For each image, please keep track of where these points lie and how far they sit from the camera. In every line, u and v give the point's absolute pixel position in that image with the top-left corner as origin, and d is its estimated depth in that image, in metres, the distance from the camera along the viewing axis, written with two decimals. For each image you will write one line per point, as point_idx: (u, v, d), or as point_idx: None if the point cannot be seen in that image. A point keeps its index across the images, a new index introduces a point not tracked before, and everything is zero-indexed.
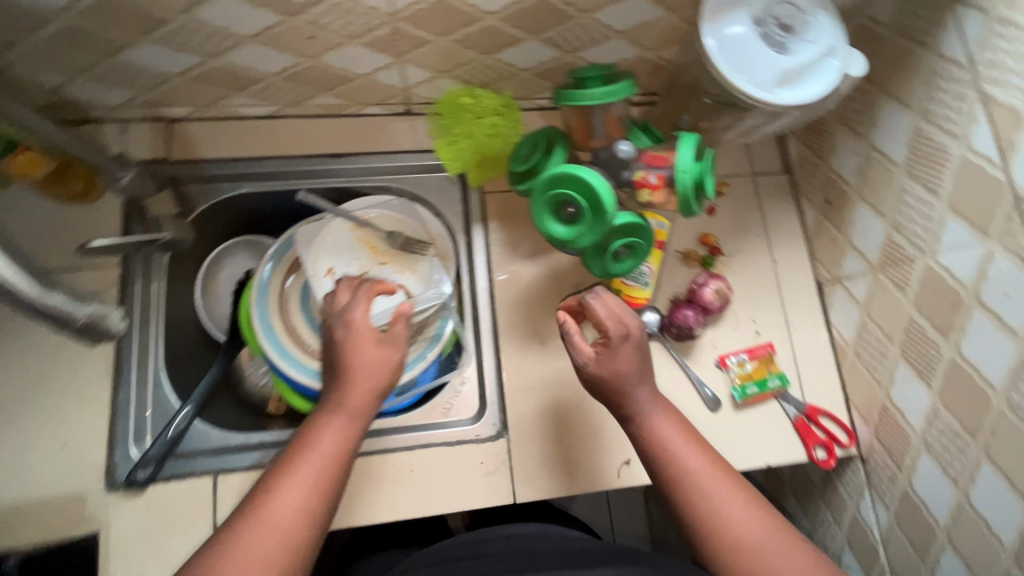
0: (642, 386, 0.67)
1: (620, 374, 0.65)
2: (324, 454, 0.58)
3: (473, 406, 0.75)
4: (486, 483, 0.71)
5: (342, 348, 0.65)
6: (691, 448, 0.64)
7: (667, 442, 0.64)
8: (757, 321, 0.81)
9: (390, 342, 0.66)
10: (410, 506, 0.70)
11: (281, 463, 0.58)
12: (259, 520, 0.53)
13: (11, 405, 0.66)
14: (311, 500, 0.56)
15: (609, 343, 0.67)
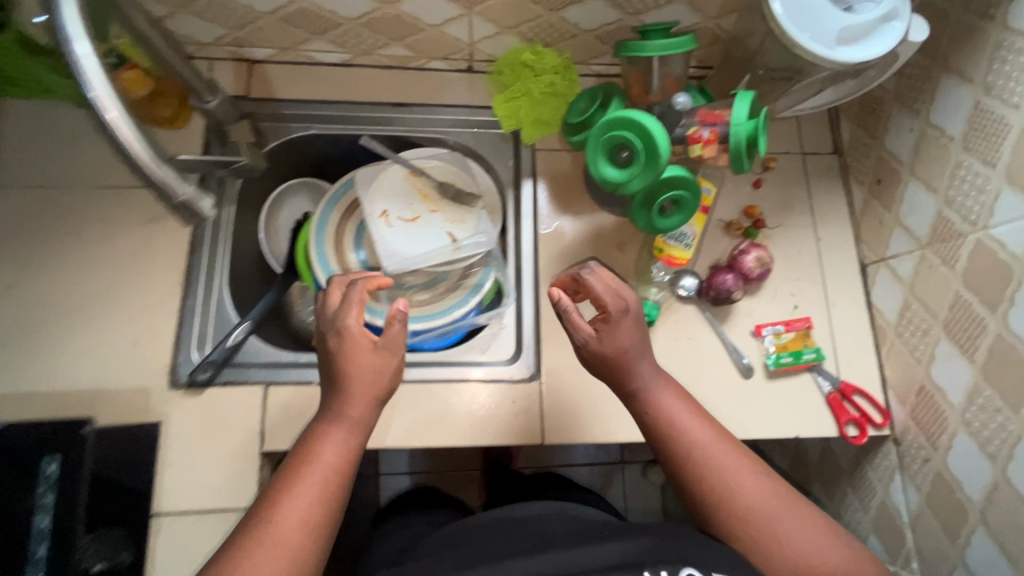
0: (642, 367, 0.66)
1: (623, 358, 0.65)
2: (325, 467, 0.57)
3: (509, 349, 0.79)
4: (516, 421, 0.74)
5: (335, 356, 0.61)
6: (706, 444, 0.63)
7: (673, 419, 0.64)
8: (796, 294, 0.81)
9: (385, 349, 0.62)
10: (442, 434, 0.73)
11: (281, 479, 0.56)
12: (264, 539, 0.52)
13: (96, 301, 0.73)
14: (321, 509, 0.55)
15: (607, 320, 0.67)
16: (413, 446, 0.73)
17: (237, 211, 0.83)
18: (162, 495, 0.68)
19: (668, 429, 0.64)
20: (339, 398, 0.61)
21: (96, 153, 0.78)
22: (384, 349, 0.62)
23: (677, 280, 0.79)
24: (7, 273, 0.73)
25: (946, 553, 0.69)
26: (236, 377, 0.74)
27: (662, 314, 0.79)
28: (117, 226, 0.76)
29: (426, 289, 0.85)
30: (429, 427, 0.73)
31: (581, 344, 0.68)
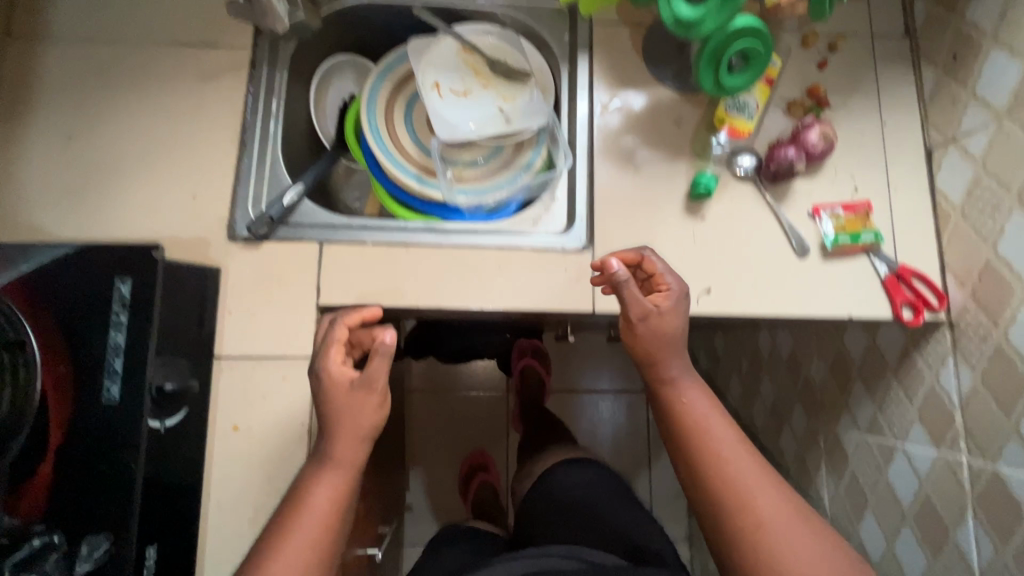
0: (676, 355, 0.68)
1: (660, 346, 0.66)
2: (322, 504, 0.60)
3: (561, 223, 0.79)
4: (566, 291, 0.74)
5: (321, 399, 0.63)
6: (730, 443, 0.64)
7: (699, 427, 0.65)
8: (857, 176, 0.79)
9: (367, 384, 0.62)
10: (494, 297, 0.73)
11: (287, 513, 0.60)
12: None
13: (155, 153, 0.74)
14: (306, 559, 0.58)
15: (668, 298, 0.68)
16: (466, 308, 0.73)
17: (288, 77, 0.83)
18: (224, 339, 0.69)
19: (690, 432, 0.65)
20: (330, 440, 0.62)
21: (150, 9, 0.77)
22: (361, 386, 0.62)
23: (736, 157, 0.78)
24: (69, 123, 0.73)
25: (1000, 428, 0.68)
26: (290, 235, 0.75)
27: (718, 191, 0.78)
28: (173, 82, 0.76)
29: (476, 167, 0.85)
30: (479, 291, 0.73)
31: (641, 319, 0.66)
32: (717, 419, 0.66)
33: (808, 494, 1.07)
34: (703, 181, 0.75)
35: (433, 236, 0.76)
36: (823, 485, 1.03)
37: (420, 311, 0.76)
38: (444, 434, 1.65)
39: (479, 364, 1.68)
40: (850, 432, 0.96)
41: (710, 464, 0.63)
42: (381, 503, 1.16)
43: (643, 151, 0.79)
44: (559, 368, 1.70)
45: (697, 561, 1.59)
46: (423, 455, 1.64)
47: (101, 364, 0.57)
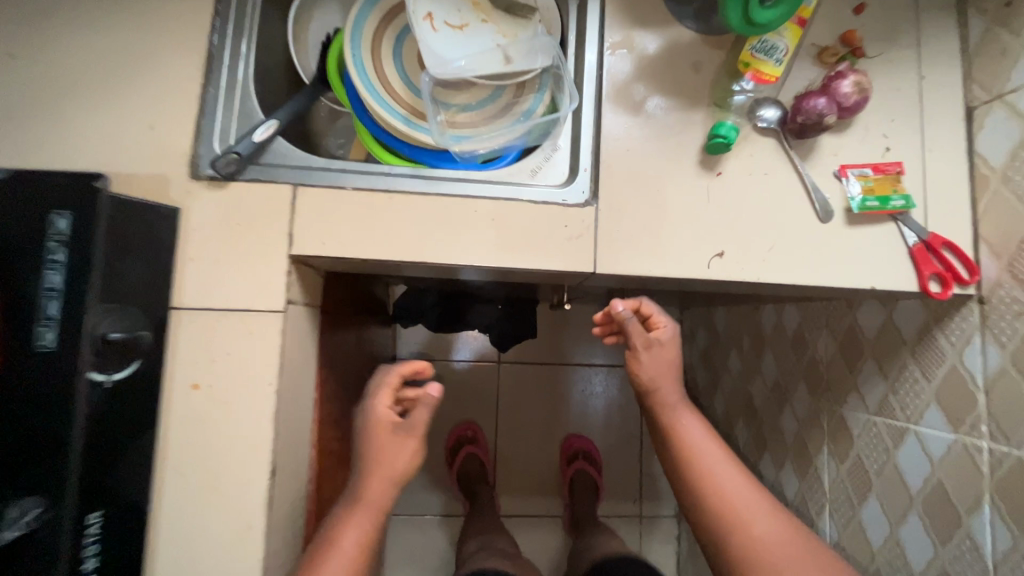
0: (673, 386, 0.85)
1: (660, 376, 0.83)
2: (348, 548, 0.62)
3: (563, 173, 0.71)
4: (566, 250, 0.68)
5: (367, 441, 0.66)
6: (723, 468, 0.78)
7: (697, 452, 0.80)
8: (890, 136, 0.72)
9: (408, 429, 0.67)
10: (485, 253, 0.67)
11: (318, 554, 0.62)
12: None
13: (108, 76, 0.65)
14: None
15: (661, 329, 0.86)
16: (454, 263, 0.67)
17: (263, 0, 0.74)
18: (184, 288, 0.63)
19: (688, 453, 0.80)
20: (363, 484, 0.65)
21: None
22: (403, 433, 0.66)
23: (759, 108, 0.70)
24: (10, 38, 0.64)
25: None
26: (261, 176, 0.67)
27: (737, 143, 0.70)
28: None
29: (471, 111, 0.76)
30: (472, 245, 0.67)
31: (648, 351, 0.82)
32: (712, 446, 0.81)
33: (806, 475, 1.03)
34: (722, 132, 0.67)
35: (421, 183, 0.68)
36: (824, 468, 0.98)
37: (405, 264, 0.69)
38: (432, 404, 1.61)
39: (470, 333, 1.63)
40: (856, 413, 0.91)
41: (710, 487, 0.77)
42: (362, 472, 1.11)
43: (656, 98, 0.72)
44: (553, 339, 1.65)
45: (684, 538, 1.57)
46: None
47: (34, 309, 0.50)
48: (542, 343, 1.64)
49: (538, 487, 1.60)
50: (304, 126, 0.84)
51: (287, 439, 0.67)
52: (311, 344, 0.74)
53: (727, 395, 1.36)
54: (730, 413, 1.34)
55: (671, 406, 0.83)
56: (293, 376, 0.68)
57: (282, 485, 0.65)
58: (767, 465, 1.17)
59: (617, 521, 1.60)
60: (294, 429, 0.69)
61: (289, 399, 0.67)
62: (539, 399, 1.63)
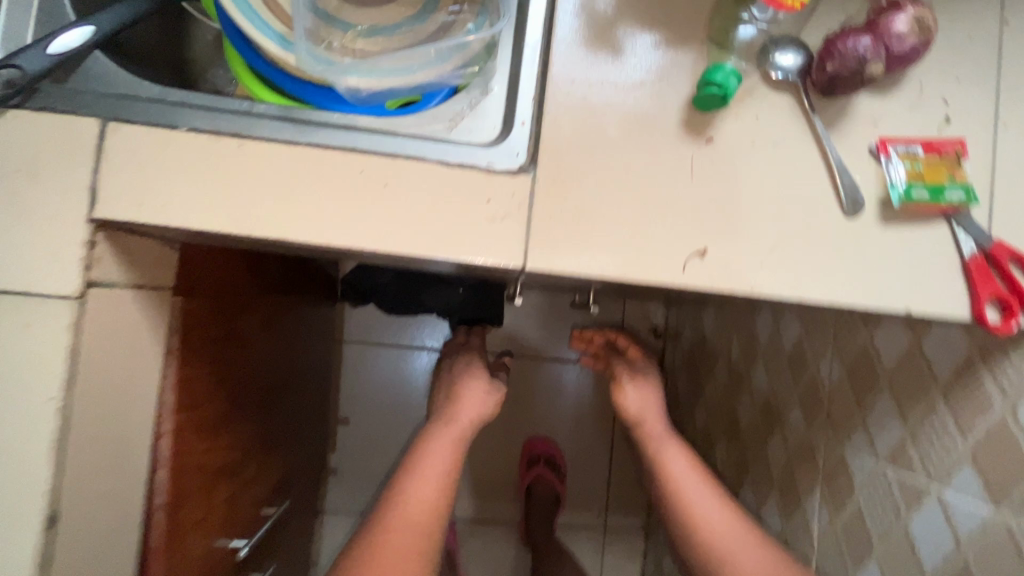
0: (660, 419, 0.82)
1: (647, 407, 0.82)
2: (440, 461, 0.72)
3: (493, 127, 0.51)
4: (487, 235, 0.48)
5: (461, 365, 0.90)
6: (693, 483, 0.75)
7: (684, 491, 0.74)
8: (952, 103, 0.52)
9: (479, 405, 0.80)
10: (372, 232, 0.48)
11: (407, 469, 0.72)
12: (401, 517, 0.66)
13: None
14: (439, 493, 0.70)
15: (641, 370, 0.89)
16: (328, 244, 0.48)
17: None
18: None
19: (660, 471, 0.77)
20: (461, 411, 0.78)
21: None
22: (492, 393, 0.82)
23: (774, 51, 0.50)
24: None
25: None
26: (57, 104, 0.47)
27: (737, 99, 0.50)
28: None
29: (380, 34, 0.55)
30: (353, 221, 0.48)
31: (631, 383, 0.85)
32: (688, 471, 0.76)
33: (791, 520, 0.86)
34: (717, 79, 0.47)
35: (290, 129, 0.48)
36: (812, 516, 0.82)
37: (265, 241, 0.50)
38: (383, 395, 1.44)
39: (429, 318, 1.44)
40: (860, 458, 0.73)
41: (700, 529, 0.71)
42: (270, 478, 0.94)
43: (632, 29, 0.52)
44: (522, 330, 1.46)
45: (652, 555, 1.42)
46: (355, 416, 1.43)
47: None
48: (510, 334, 1.46)
49: (494, 492, 1.45)
50: (171, 47, 0.64)
51: (88, 472, 0.49)
52: (152, 340, 0.56)
53: (711, 408, 1.18)
54: (710, 429, 1.17)
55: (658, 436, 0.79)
56: (107, 384, 0.50)
57: (73, 536, 0.48)
58: (746, 497, 1.00)
59: (579, 533, 1.45)
60: (109, 456, 0.51)
61: (96, 418, 0.49)
62: (502, 396, 1.46)
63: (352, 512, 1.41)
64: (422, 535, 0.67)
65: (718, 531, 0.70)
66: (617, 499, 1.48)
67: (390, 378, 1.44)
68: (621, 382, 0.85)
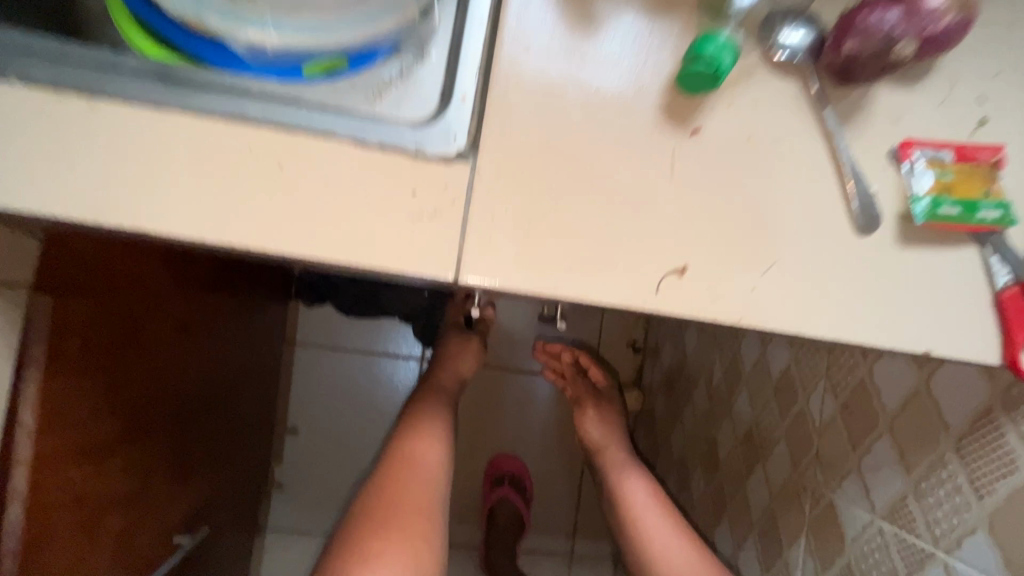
0: (621, 446, 0.81)
1: (607, 439, 0.82)
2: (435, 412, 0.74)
3: (428, 103, 0.41)
4: (409, 238, 0.38)
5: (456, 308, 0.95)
6: (642, 498, 0.71)
7: (640, 519, 0.69)
8: (989, 102, 0.43)
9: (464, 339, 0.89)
10: (258, 227, 0.37)
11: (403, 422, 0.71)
12: (412, 459, 0.64)
13: None
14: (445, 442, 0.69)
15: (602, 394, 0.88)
16: (202, 241, 0.37)
17: None
18: None
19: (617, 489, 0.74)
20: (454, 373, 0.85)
21: None
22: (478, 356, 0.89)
23: (779, 25, 0.41)
24: None
25: None
26: None
27: (733, 83, 0.41)
28: None
29: None
30: (234, 213, 0.37)
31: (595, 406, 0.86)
32: (642, 490, 0.72)
33: (771, 568, 0.77)
34: (710, 53, 0.38)
35: (160, 88, 0.37)
36: (795, 567, 0.73)
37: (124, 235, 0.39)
38: (337, 404, 1.32)
39: (392, 323, 1.33)
40: (854, 509, 0.64)
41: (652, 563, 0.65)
42: (188, 502, 0.82)
43: None
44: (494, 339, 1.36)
45: None
46: (307, 426, 1.31)
47: None
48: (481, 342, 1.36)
49: (455, 512, 1.34)
50: None
51: None
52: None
53: (688, 432, 1.09)
54: (687, 456, 1.08)
55: (618, 466, 0.77)
56: None
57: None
58: (722, 536, 0.91)
59: (543, 558, 1.36)
60: None
61: None
62: (467, 407, 1.36)
63: (298, 530, 1.30)
64: (433, 472, 0.64)
65: (677, 562, 0.64)
66: (587, 523, 1.38)
67: (347, 387, 1.33)
68: (587, 412, 0.85)
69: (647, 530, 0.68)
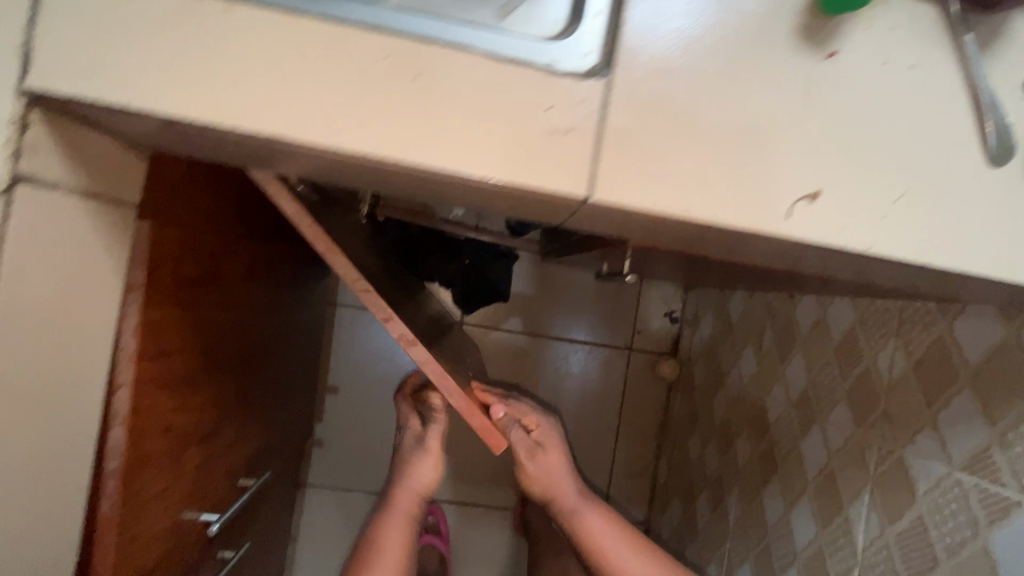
0: (571, 486, 0.72)
1: (552, 485, 0.72)
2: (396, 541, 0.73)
3: (556, 20, 0.40)
4: (544, 152, 0.37)
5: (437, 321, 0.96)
6: (614, 540, 0.69)
7: (605, 549, 0.68)
8: None
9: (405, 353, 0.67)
10: (394, 138, 0.37)
11: (367, 549, 0.72)
12: None
13: None
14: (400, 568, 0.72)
15: (538, 441, 0.74)
16: (340, 148, 0.37)
17: None
18: None
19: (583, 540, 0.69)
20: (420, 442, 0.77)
21: None
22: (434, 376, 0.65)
23: None
24: None
25: None
26: None
27: (872, 6, 0.40)
28: None
29: None
30: (374, 118, 0.36)
31: (528, 455, 0.72)
32: (613, 533, 0.69)
33: (828, 527, 0.78)
34: None
35: None
36: (856, 524, 0.73)
37: (260, 142, 0.39)
38: (374, 366, 1.33)
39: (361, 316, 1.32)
40: (927, 463, 0.65)
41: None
42: (250, 446, 0.83)
43: None
44: (506, 356, 1.36)
45: None
46: (344, 387, 1.32)
47: None
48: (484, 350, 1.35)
49: (491, 475, 1.36)
50: None
51: None
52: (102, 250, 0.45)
53: (732, 401, 1.10)
54: (731, 422, 1.08)
55: (572, 506, 0.71)
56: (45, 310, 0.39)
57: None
58: (772, 499, 0.92)
59: None
60: (35, 402, 0.40)
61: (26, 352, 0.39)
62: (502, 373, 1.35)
63: (337, 486, 1.32)
64: None
65: None
66: (620, 492, 1.40)
67: (384, 350, 1.33)
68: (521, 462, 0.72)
69: (616, 564, 0.68)
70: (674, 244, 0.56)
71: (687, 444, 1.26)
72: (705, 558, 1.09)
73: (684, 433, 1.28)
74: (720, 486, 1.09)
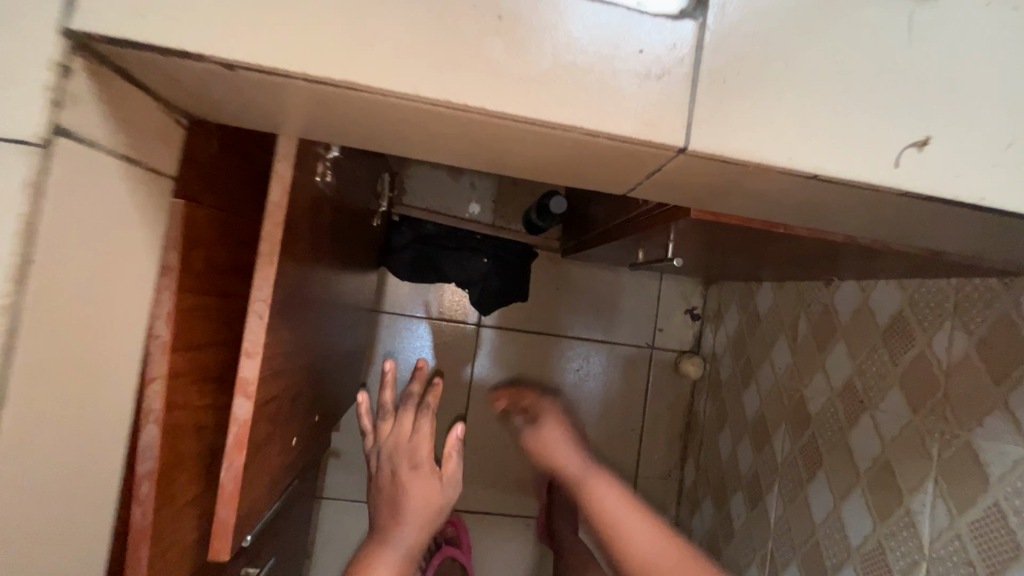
0: (573, 456, 0.66)
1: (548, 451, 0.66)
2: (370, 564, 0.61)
3: None
4: (639, 98, 0.35)
5: (334, 297, 0.78)
6: (612, 493, 0.60)
7: (609, 512, 0.58)
8: None
9: (278, 378, 0.55)
10: (477, 84, 0.33)
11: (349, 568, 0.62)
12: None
13: None
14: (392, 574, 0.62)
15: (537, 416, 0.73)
16: (418, 97, 0.34)
17: None
18: None
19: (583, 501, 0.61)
20: (398, 473, 0.64)
21: None
22: (261, 437, 0.52)
23: None
24: None
25: None
26: None
27: None
28: None
29: None
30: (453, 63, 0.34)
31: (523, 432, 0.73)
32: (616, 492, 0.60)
33: (887, 520, 0.75)
34: None
35: None
36: (921, 514, 0.70)
37: (325, 90, 0.35)
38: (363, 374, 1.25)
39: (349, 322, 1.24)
40: (1000, 446, 0.61)
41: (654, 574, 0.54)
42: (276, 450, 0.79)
43: None
44: (506, 362, 1.30)
45: None
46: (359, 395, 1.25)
47: None
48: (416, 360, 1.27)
49: (512, 482, 1.31)
50: None
51: (39, 411, 0.33)
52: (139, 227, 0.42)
53: (766, 396, 1.06)
54: (766, 417, 1.05)
55: (577, 474, 0.63)
56: (81, 286, 0.35)
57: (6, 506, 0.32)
58: (818, 494, 0.88)
59: None
60: (69, 389, 0.36)
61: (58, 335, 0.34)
62: (522, 376, 1.31)
63: (354, 499, 1.26)
64: None
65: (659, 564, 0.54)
66: (646, 495, 1.35)
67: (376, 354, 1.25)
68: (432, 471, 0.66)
69: (618, 527, 0.57)
70: (741, 212, 0.53)
71: (716, 442, 1.22)
72: (745, 559, 1.05)
73: (713, 431, 1.24)
74: (757, 484, 1.05)
